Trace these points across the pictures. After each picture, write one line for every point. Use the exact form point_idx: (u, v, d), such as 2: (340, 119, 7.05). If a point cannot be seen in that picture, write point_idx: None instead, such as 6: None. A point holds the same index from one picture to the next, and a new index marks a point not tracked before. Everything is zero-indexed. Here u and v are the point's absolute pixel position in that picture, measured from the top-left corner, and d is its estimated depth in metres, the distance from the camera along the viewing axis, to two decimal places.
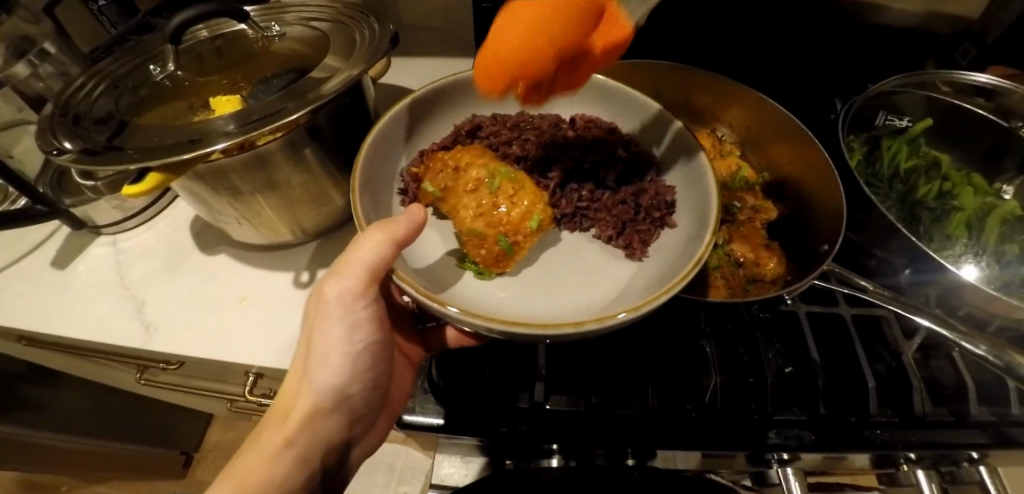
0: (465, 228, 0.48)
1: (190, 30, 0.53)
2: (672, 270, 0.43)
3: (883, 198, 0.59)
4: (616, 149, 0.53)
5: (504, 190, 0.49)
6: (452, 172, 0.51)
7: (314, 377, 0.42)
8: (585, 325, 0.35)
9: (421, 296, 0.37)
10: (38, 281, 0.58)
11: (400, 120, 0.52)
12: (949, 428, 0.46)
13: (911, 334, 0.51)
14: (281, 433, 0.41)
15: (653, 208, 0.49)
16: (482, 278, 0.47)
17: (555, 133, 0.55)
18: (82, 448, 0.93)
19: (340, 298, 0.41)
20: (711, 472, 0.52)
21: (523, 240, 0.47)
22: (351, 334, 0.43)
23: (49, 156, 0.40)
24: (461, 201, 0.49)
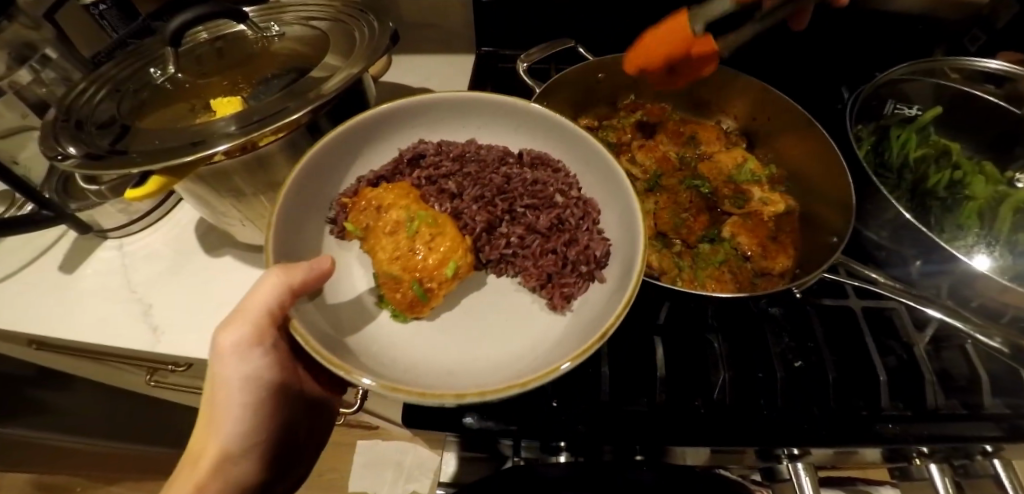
0: (380, 270, 0.40)
1: (190, 32, 0.53)
2: (595, 323, 0.37)
3: (891, 188, 0.59)
4: (555, 193, 0.44)
5: (422, 235, 0.40)
6: (374, 210, 0.43)
7: (221, 425, 0.44)
8: (466, 398, 0.30)
9: (308, 346, 0.33)
10: (47, 285, 0.59)
11: (333, 152, 0.45)
12: (961, 421, 0.46)
13: (922, 326, 0.50)
14: (191, 479, 0.44)
15: (580, 260, 0.41)
16: (399, 319, 0.41)
17: (498, 173, 0.45)
18: (95, 449, 0.94)
19: (233, 349, 0.41)
20: (720, 467, 0.52)
21: (437, 288, 0.39)
22: (251, 382, 0.44)
23: (52, 161, 0.40)
24: (378, 244, 0.41)
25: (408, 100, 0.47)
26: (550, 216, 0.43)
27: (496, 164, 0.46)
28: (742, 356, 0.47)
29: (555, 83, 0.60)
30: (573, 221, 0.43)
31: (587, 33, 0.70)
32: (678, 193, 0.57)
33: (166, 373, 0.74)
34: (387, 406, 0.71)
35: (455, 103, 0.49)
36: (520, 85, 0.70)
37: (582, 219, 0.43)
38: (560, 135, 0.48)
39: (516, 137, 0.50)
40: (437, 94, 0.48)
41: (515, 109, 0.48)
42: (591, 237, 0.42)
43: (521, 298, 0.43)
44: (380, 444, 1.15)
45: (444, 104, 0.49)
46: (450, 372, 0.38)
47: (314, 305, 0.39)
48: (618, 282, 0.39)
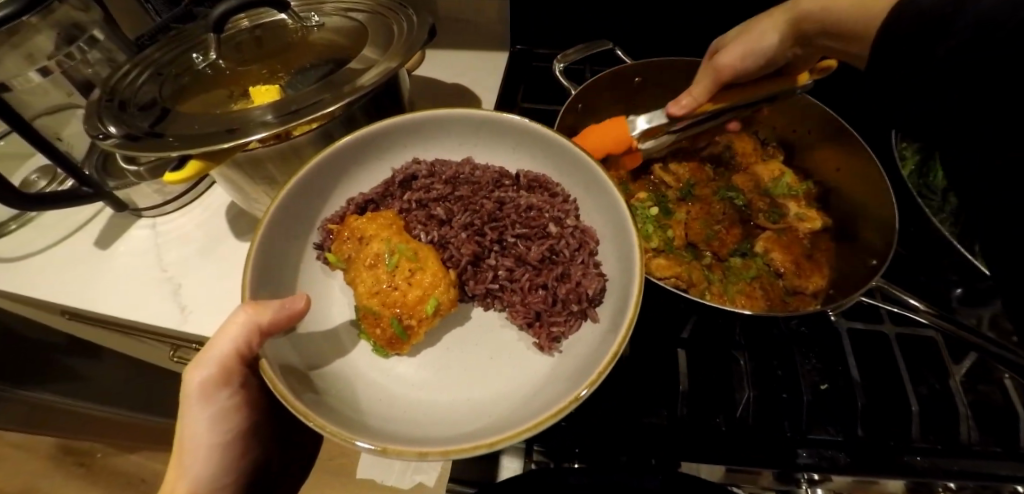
0: (360, 304, 0.40)
1: (233, 19, 0.54)
2: (586, 364, 0.36)
3: (935, 210, 0.56)
4: (548, 224, 0.43)
5: (401, 269, 0.40)
6: (357, 240, 0.43)
7: (184, 471, 0.43)
8: (428, 456, 0.30)
9: (275, 392, 0.33)
10: (82, 261, 0.61)
11: (317, 176, 0.45)
12: (993, 459, 0.44)
13: (959, 357, 0.49)
14: None
15: (570, 299, 0.40)
16: (381, 354, 0.41)
17: (493, 197, 0.45)
18: (117, 417, 0.97)
19: (199, 391, 0.42)
20: (735, 486, 0.50)
21: (416, 325, 0.40)
22: (217, 424, 0.44)
23: (95, 141, 0.41)
24: (359, 276, 0.42)
25: (398, 118, 0.47)
26: (541, 248, 0.42)
27: (492, 188, 0.46)
28: (766, 375, 0.46)
29: (591, 84, 0.59)
30: (568, 253, 0.42)
31: (623, 34, 0.69)
32: (712, 204, 0.56)
33: (188, 351, 0.76)
34: None
35: (450, 118, 0.48)
36: (553, 84, 0.69)
37: (578, 250, 0.42)
38: (563, 157, 0.46)
39: (517, 155, 0.49)
40: (426, 109, 0.48)
41: (514, 127, 0.47)
42: (584, 272, 0.40)
43: (506, 334, 0.43)
44: None
45: (437, 123, 0.48)
46: (422, 417, 0.38)
47: (288, 341, 0.39)
48: (610, 325, 0.38)
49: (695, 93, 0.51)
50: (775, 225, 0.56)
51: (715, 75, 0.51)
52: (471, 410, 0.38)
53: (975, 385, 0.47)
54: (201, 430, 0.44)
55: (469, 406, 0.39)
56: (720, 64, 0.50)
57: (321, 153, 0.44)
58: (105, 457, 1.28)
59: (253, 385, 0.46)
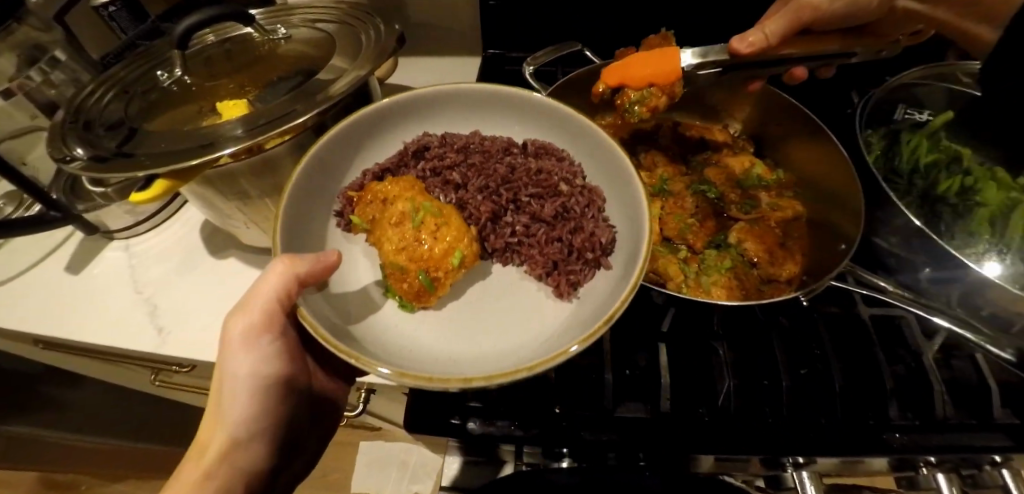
0: (386, 261, 0.41)
1: (198, 34, 0.53)
2: (603, 306, 0.37)
3: (902, 194, 0.57)
4: (559, 183, 0.44)
5: (427, 225, 0.40)
6: (380, 203, 0.43)
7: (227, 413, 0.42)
8: (474, 381, 0.30)
9: (318, 337, 0.33)
10: (53, 286, 0.59)
11: (334, 148, 0.45)
12: (970, 431, 0.45)
13: (931, 335, 0.50)
14: (199, 467, 0.41)
15: (584, 248, 0.40)
16: (406, 309, 0.41)
17: (503, 163, 0.45)
18: (100, 446, 0.95)
19: (241, 337, 0.41)
20: (726, 474, 0.51)
21: (443, 278, 0.40)
22: (255, 373, 0.42)
23: (60, 164, 0.40)
24: (384, 235, 0.42)
25: (407, 94, 0.47)
26: (555, 204, 0.43)
27: (501, 155, 0.47)
28: (746, 364, 0.47)
29: (561, 87, 0.60)
30: (579, 210, 0.43)
31: (593, 35, 0.69)
32: (684, 198, 0.57)
33: (170, 373, 0.75)
34: (391, 406, 0.76)
35: (459, 93, 0.49)
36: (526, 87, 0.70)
37: (588, 207, 0.43)
38: (567, 127, 0.47)
39: (522, 130, 0.50)
40: (434, 84, 0.48)
41: (518, 101, 0.48)
42: (596, 223, 0.42)
43: (525, 287, 0.43)
44: (382, 444, 1.18)
45: (445, 99, 0.49)
46: (455, 361, 0.38)
47: (321, 294, 0.39)
48: (623, 269, 0.39)
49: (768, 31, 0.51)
50: (748, 216, 0.56)
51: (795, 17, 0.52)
52: (501, 356, 0.38)
53: (949, 361, 0.49)
54: (245, 374, 0.42)
55: (494, 352, 0.39)
56: (805, 2, 0.51)
57: (342, 123, 0.44)
58: (90, 488, 1.25)
59: (291, 333, 0.45)
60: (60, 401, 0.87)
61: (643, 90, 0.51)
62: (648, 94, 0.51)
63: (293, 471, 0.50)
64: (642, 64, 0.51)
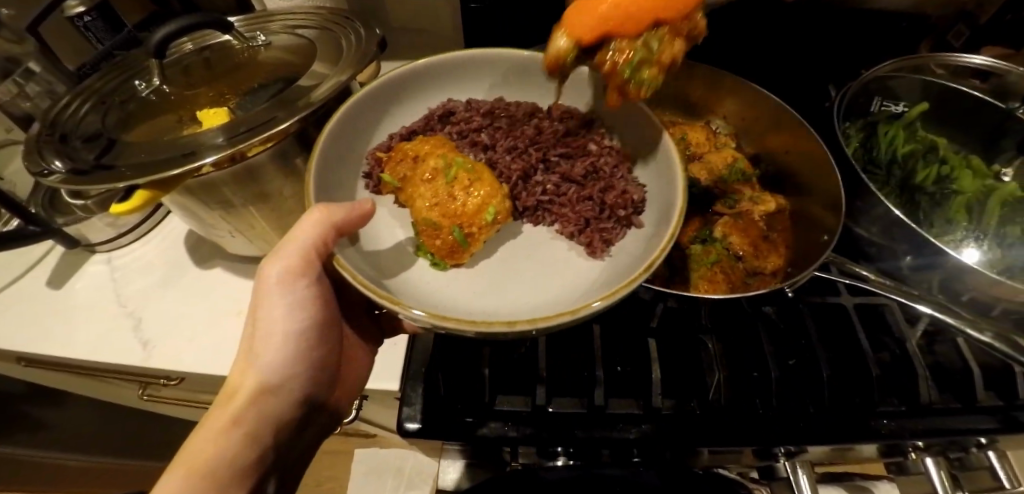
0: (419, 217, 0.43)
1: (175, 43, 0.53)
2: (639, 258, 0.40)
3: (881, 184, 0.59)
4: (587, 143, 0.48)
5: (460, 181, 0.43)
6: (410, 161, 0.46)
7: (259, 356, 0.43)
8: (518, 325, 0.31)
9: (352, 280, 0.35)
10: (35, 301, 0.58)
11: (359, 116, 0.47)
12: (956, 414, 0.46)
13: (914, 321, 0.50)
14: (226, 411, 0.41)
15: (617, 204, 0.44)
16: (438, 268, 0.43)
17: (529, 126, 0.49)
18: (87, 465, 0.94)
19: (277, 278, 0.41)
20: (721, 466, 0.52)
21: (477, 233, 0.42)
22: (289, 316, 0.43)
23: (37, 177, 0.39)
24: (417, 191, 0.44)
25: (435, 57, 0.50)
26: (585, 164, 0.47)
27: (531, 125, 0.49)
28: (735, 357, 0.47)
29: None
30: (608, 170, 0.47)
31: None
32: None
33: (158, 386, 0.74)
34: (385, 412, 0.76)
35: (480, 58, 0.51)
36: None
37: (616, 167, 0.47)
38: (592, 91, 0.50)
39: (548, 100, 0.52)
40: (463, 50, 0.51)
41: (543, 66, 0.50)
42: (627, 183, 0.45)
43: (557, 244, 0.45)
44: (377, 452, 1.17)
45: (467, 64, 0.51)
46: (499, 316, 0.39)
47: (354, 248, 0.41)
48: (656, 225, 0.42)
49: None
50: (729, 211, 0.56)
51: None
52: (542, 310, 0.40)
53: (932, 346, 0.50)
54: (277, 318, 0.43)
55: (534, 300, 0.41)
56: None
57: (369, 87, 0.47)
58: None
59: (324, 281, 0.45)
60: (44, 420, 0.85)
61: (646, 38, 0.35)
62: (655, 43, 0.35)
63: (315, 427, 0.50)
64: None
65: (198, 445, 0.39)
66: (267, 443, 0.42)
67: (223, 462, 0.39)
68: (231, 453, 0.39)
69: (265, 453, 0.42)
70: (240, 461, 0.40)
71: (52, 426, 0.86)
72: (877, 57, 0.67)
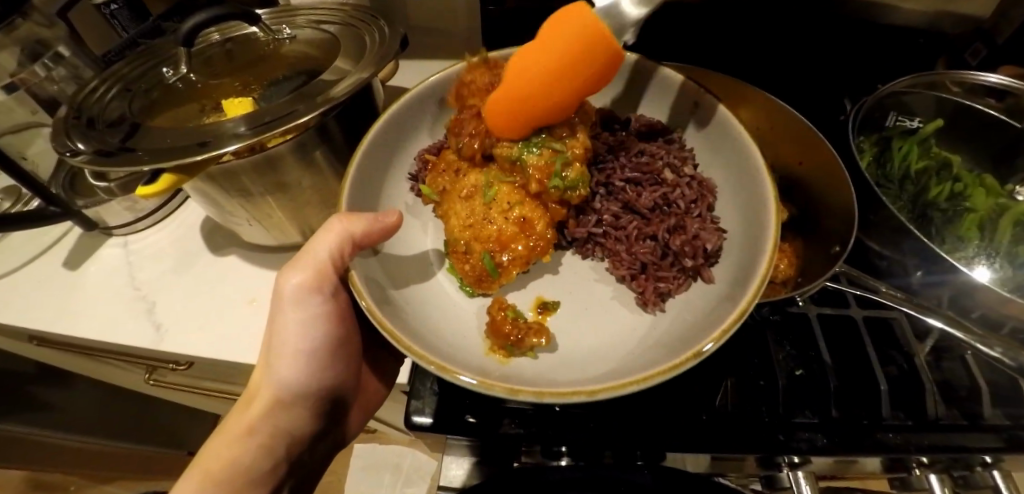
0: (452, 238, 0.46)
1: (202, 33, 0.54)
2: (703, 326, 0.39)
3: (894, 198, 0.58)
4: (662, 172, 0.50)
5: (499, 202, 0.46)
6: (451, 174, 0.49)
7: (274, 371, 0.44)
8: (520, 394, 0.33)
9: (363, 306, 0.37)
10: (51, 281, 0.59)
11: (411, 111, 0.52)
12: (963, 431, 0.45)
13: (923, 336, 0.50)
14: (244, 420, 0.44)
15: (684, 253, 0.44)
16: (467, 292, 0.46)
17: (599, 139, 0.52)
18: (90, 447, 0.96)
19: (294, 292, 0.42)
20: (721, 474, 0.52)
21: (507, 265, 0.44)
22: (305, 331, 0.44)
23: (65, 158, 0.41)
24: (454, 207, 0.47)
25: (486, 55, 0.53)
26: (656, 196, 0.48)
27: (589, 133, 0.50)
28: (741, 363, 0.47)
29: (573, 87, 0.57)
30: (683, 204, 0.48)
31: None
32: None
33: (163, 371, 0.75)
34: (388, 407, 0.77)
35: None
36: None
37: (694, 203, 0.48)
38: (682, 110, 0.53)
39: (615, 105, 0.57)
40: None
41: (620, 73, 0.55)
42: (702, 228, 0.45)
43: (601, 286, 0.47)
44: (377, 448, 1.17)
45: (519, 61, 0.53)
46: (543, 366, 0.40)
47: (375, 259, 0.43)
48: (727, 288, 0.41)
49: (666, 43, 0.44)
50: None
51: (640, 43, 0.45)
52: (593, 369, 0.39)
53: (940, 362, 0.50)
54: (294, 333, 0.44)
55: (583, 346, 0.42)
56: None
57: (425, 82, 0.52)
58: (79, 489, 1.29)
59: (343, 295, 0.46)
60: (50, 401, 0.86)
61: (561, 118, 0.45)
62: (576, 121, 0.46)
63: (335, 437, 0.51)
64: (548, 89, 0.41)
65: (218, 451, 0.43)
66: (281, 455, 0.45)
67: (241, 469, 0.42)
68: (247, 461, 0.42)
69: (280, 465, 0.44)
70: (255, 471, 0.42)
71: (56, 408, 0.87)
72: (892, 71, 0.68)
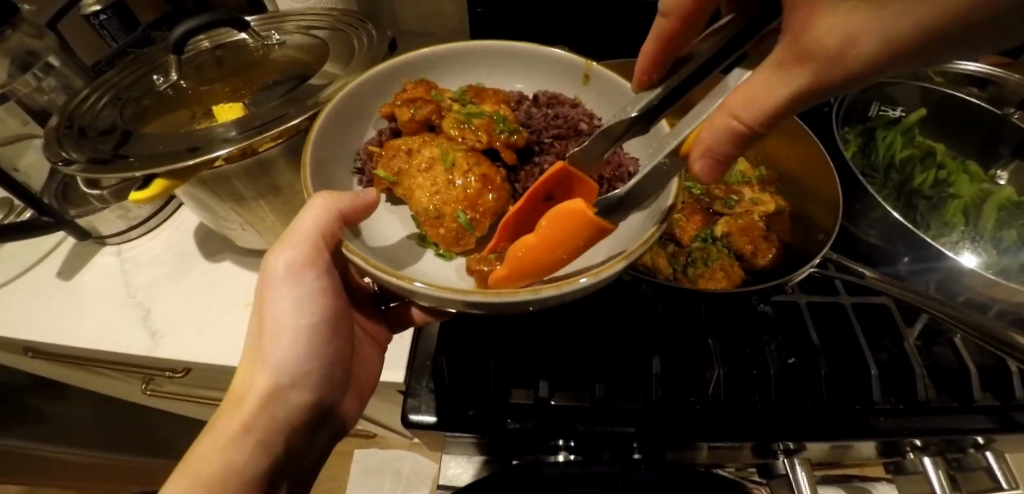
0: (419, 208, 0.42)
1: (192, 40, 0.54)
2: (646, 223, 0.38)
3: (879, 187, 0.59)
4: (580, 122, 0.46)
5: (459, 164, 0.43)
6: (404, 155, 0.44)
7: (267, 360, 0.44)
8: (544, 290, 0.31)
9: (360, 262, 0.34)
10: (45, 292, 0.59)
11: (353, 103, 0.45)
12: (953, 414, 0.46)
13: (911, 320, 0.51)
14: (237, 419, 0.43)
15: (615, 178, 0.42)
16: (444, 258, 0.43)
17: (519, 111, 0.48)
18: (87, 460, 0.95)
19: (286, 271, 0.42)
20: (720, 462, 0.53)
21: (481, 217, 0.41)
22: (299, 311, 0.44)
23: (58, 167, 0.41)
24: (416, 183, 0.42)
25: (433, 49, 0.49)
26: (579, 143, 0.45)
27: (513, 105, 0.48)
28: (735, 353, 0.47)
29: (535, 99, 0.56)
30: None
31: (578, 36, 0.71)
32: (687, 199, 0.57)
33: (160, 381, 0.75)
34: (387, 409, 0.77)
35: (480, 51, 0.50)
36: None
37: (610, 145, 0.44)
38: (572, 74, 0.50)
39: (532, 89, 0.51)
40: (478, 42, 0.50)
41: (542, 57, 0.50)
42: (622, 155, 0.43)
43: None
44: (377, 453, 1.17)
45: (464, 55, 0.51)
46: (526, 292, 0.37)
47: (358, 240, 0.40)
48: None
49: (755, 99, 0.25)
50: (728, 211, 0.56)
51: (800, 76, 0.24)
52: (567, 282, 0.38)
53: (930, 347, 0.50)
54: (286, 315, 0.44)
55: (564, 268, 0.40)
56: None
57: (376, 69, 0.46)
58: None
59: (335, 273, 0.46)
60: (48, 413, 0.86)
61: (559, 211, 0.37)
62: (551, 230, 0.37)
63: (333, 427, 0.51)
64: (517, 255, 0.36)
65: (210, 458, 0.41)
66: (278, 450, 0.44)
67: (235, 471, 0.41)
68: (241, 460, 0.41)
69: (278, 459, 0.44)
70: (248, 471, 0.41)
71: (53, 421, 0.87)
72: None
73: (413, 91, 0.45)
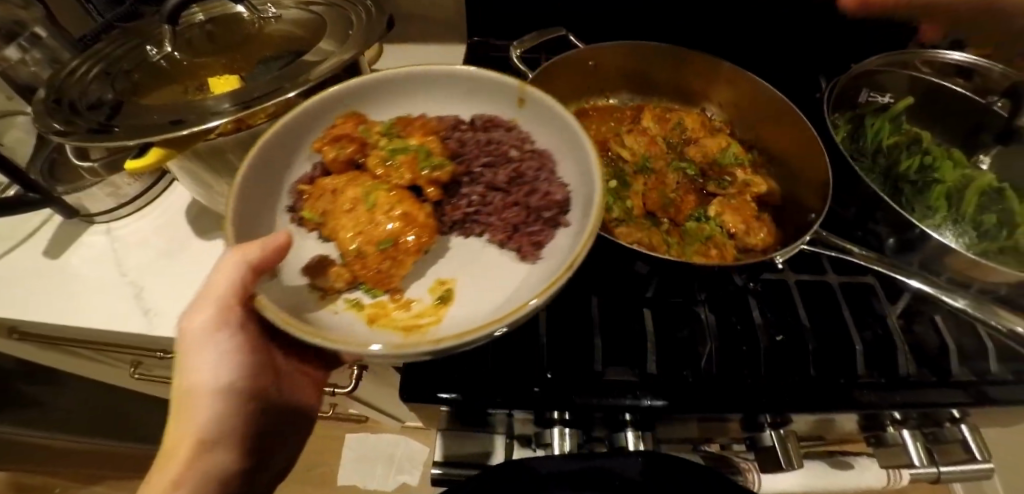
0: (344, 253, 0.38)
1: (185, 13, 0.53)
2: (566, 255, 0.37)
3: (866, 171, 0.61)
4: (510, 149, 0.44)
5: (381, 205, 0.38)
6: (329, 195, 0.40)
7: (191, 417, 0.41)
8: (444, 341, 0.30)
9: (281, 321, 0.30)
10: (31, 271, 0.58)
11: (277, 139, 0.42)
12: (932, 388, 0.48)
13: (896, 299, 0.53)
14: (166, 478, 0.39)
15: (545, 206, 0.40)
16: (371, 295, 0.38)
17: (451, 138, 0.45)
18: (76, 444, 0.94)
19: (201, 329, 0.39)
20: (710, 440, 0.54)
21: (404, 256, 0.38)
22: (221, 364, 0.41)
23: (49, 137, 0.40)
24: (339, 223, 0.39)
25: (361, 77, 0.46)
26: (508, 171, 0.42)
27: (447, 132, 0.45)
28: (726, 328, 0.49)
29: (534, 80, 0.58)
30: (532, 173, 0.42)
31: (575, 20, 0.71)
32: (665, 176, 0.58)
33: (151, 364, 0.74)
34: (381, 392, 0.77)
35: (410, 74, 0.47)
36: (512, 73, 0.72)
37: (541, 170, 0.43)
38: (506, 96, 0.46)
39: (462, 107, 0.48)
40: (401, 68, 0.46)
41: (474, 79, 0.46)
42: (551, 183, 0.41)
43: (488, 253, 0.42)
44: (370, 439, 1.17)
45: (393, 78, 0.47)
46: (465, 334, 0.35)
47: (278, 283, 0.36)
48: (580, 221, 0.38)
49: None
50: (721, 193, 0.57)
51: None
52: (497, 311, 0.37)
53: (911, 326, 0.52)
54: (204, 372, 0.41)
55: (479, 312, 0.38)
56: None
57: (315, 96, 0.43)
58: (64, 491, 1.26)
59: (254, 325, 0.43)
60: (35, 397, 0.85)
61: None
62: None
63: (267, 470, 0.50)
64: None
65: None
66: None
67: None
68: None
69: None
70: None
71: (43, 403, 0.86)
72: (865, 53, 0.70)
73: (341, 127, 0.43)
